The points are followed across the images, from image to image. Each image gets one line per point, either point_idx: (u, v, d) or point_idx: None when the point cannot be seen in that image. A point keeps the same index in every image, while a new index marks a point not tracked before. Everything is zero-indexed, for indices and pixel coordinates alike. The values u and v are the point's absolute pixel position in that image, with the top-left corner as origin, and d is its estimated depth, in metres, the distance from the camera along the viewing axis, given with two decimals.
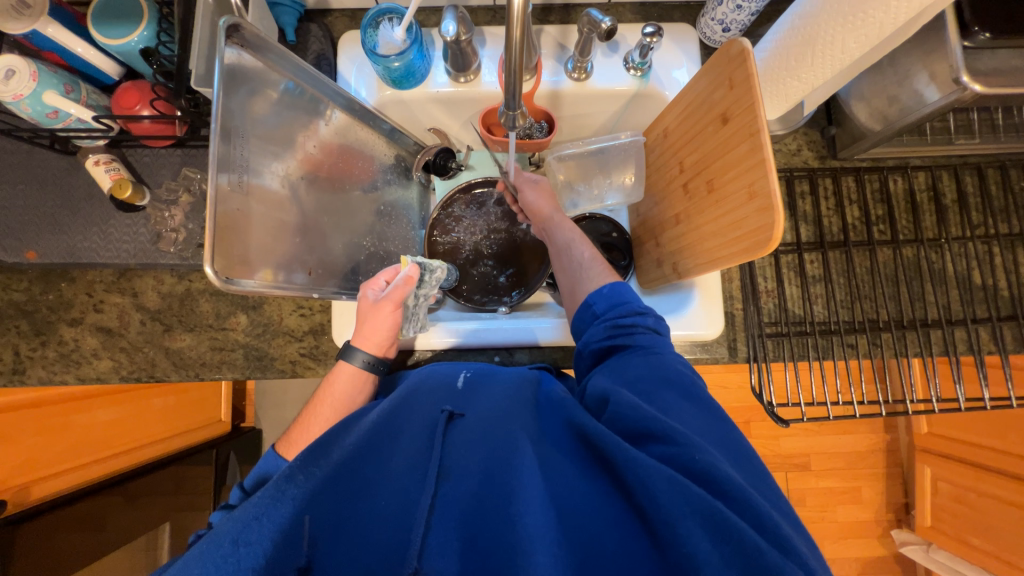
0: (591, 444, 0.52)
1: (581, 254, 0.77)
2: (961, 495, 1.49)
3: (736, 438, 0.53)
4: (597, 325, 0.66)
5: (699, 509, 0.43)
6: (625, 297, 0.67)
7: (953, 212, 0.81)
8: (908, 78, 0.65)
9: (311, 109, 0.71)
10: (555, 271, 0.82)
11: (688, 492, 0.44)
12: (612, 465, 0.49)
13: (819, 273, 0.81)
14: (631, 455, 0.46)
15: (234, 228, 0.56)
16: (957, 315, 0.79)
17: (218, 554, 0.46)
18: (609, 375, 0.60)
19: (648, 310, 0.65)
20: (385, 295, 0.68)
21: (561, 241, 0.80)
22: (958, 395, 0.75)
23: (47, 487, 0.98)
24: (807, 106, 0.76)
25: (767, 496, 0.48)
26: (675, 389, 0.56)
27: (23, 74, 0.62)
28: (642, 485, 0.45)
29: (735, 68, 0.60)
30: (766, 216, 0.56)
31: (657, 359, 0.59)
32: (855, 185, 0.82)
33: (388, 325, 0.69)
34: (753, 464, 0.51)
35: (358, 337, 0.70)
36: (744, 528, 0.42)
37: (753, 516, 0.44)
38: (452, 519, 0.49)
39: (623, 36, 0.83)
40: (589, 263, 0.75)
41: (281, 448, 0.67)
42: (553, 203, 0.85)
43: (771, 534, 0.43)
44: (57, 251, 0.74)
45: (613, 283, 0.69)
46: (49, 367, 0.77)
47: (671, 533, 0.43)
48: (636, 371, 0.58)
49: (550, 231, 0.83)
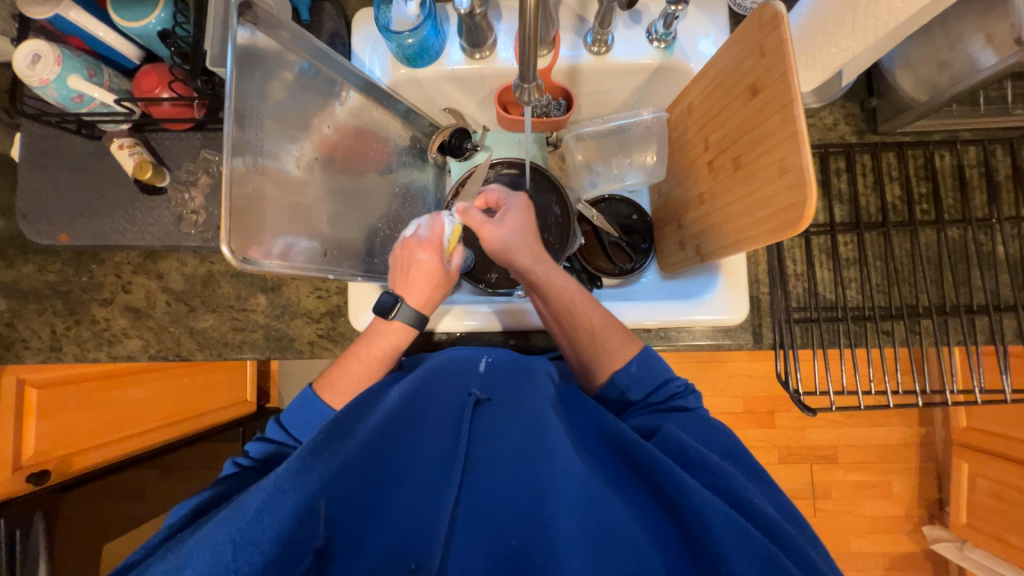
0: (624, 455, 0.56)
1: (589, 323, 0.68)
2: (1000, 492, 1.42)
3: (780, 497, 0.56)
4: (638, 411, 0.66)
5: (753, 545, 0.46)
6: (657, 370, 0.67)
7: (1007, 189, 0.75)
8: (961, 42, 0.59)
9: (327, 90, 0.70)
10: (552, 329, 0.72)
11: (734, 519, 0.47)
12: (650, 478, 0.53)
13: (854, 256, 0.76)
14: (682, 479, 0.50)
15: (249, 208, 0.56)
16: (1006, 301, 0.73)
17: (248, 519, 0.47)
18: (646, 416, 0.64)
19: (685, 389, 0.67)
20: (451, 267, 0.72)
21: (558, 306, 0.68)
22: (1003, 386, 0.70)
23: (88, 458, 1.02)
24: (846, 77, 0.68)
25: (805, 540, 0.52)
26: (716, 447, 0.59)
27: (49, 59, 0.65)
28: (691, 507, 0.49)
29: (767, 35, 0.55)
30: (798, 192, 0.52)
31: (694, 416, 0.63)
32: (897, 161, 0.77)
33: (444, 295, 0.72)
34: (774, 494, 0.56)
35: (409, 296, 0.69)
36: (787, 563, 0.46)
37: (788, 547, 0.48)
38: (478, 521, 0.53)
39: (645, 6, 0.80)
40: (602, 334, 0.68)
41: (317, 386, 0.68)
42: (528, 246, 0.70)
43: (802, 565, 0.48)
44: (87, 234, 0.77)
45: (639, 358, 0.67)
46: (83, 345, 0.80)
47: (711, 551, 0.47)
48: (678, 423, 0.61)
49: (543, 293, 0.69)
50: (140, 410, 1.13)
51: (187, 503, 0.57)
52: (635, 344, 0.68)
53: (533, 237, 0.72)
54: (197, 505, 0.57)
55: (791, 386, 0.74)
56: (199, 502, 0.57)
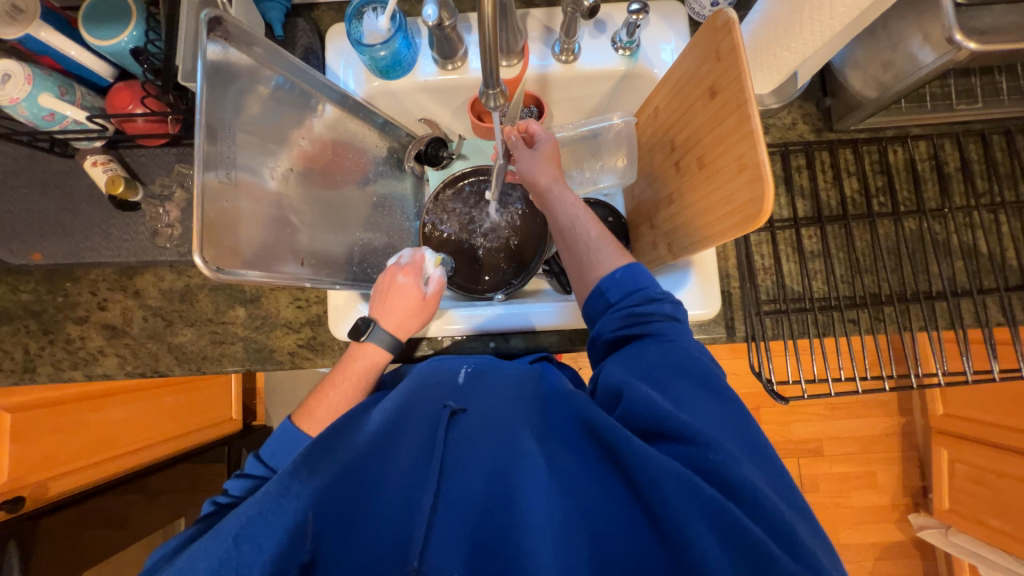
0: (596, 440, 0.54)
1: (587, 234, 0.70)
2: (979, 476, 1.45)
3: (760, 440, 0.54)
4: (611, 313, 0.63)
5: (709, 509, 0.45)
6: (639, 283, 0.63)
7: (957, 181, 0.79)
8: (902, 42, 0.63)
9: (302, 103, 0.71)
10: (558, 249, 0.76)
11: (689, 483, 0.46)
12: (617, 458, 0.51)
13: (818, 248, 0.80)
14: (642, 454, 0.48)
15: (224, 221, 0.56)
16: (962, 286, 0.77)
17: (235, 546, 0.50)
18: (624, 367, 0.58)
19: (666, 296, 0.63)
20: (428, 291, 0.75)
21: (565, 217, 0.73)
22: (965, 368, 0.73)
23: (65, 482, 0.99)
24: (801, 77, 0.73)
25: (778, 489, 0.50)
26: (691, 378, 0.56)
27: (18, 79, 0.65)
28: (649, 482, 0.47)
29: (721, 40, 0.58)
30: (756, 187, 0.54)
31: (670, 345, 0.59)
32: (853, 157, 0.81)
33: (423, 318, 0.74)
34: (773, 467, 0.52)
35: (381, 323, 0.72)
36: (746, 522, 0.44)
37: (757, 510, 0.46)
38: (455, 524, 0.50)
39: (609, 16, 0.83)
40: (597, 243, 0.69)
41: (296, 417, 0.69)
42: (552, 171, 0.76)
43: (773, 526, 0.46)
44: (60, 252, 0.76)
45: (626, 266, 0.65)
46: (57, 365, 0.79)
47: (673, 525, 0.46)
48: (653, 362, 0.57)
49: (553, 208, 0.74)
50: (118, 432, 1.11)
51: (168, 544, 0.56)
52: (626, 254, 0.68)
53: (559, 168, 0.76)
54: (178, 542, 0.56)
55: (765, 377, 0.75)
56: (183, 539, 0.56)
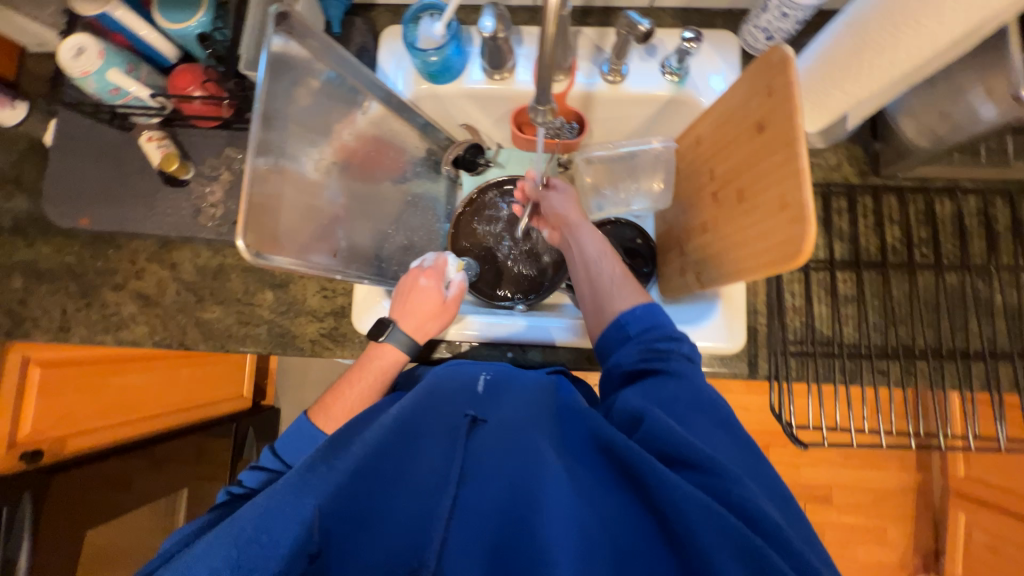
0: (613, 458, 0.53)
1: (608, 273, 0.72)
2: (998, 546, 1.38)
3: (778, 484, 0.54)
4: (629, 346, 0.64)
5: (734, 539, 0.44)
6: (659, 320, 0.65)
7: (1006, 240, 0.76)
8: (962, 94, 0.61)
9: (350, 99, 0.73)
10: (575, 286, 0.77)
11: (710, 507, 0.46)
12: (636, 480, 0.50)
13: (852, 293, 0.78)
14: (664, 477, 0.47)
15: (266, 207, 0.57)
16: (1002, 348, 0.74)
17: (245, 538, 0.48)
18: (638, 393, 0.59)
19: (683, 336, 0.64)
20: (450, 294, 0.76)
21: (587, 254, 0.75)
22: (998, 434, 0.70)
23: (82, 440, 1.03)
24: (852, 119, 0.72)
25: (793, 525, 0.50)
26: (711, 416, 0.56)
27: (92, 53, 0.68)
28: (672, 506, 0.46)
29: (776, 76, 0.58)
30: (798, 228, 0.53)
31: (688, 382, 0.59)
32: (898, 204, 0.79)
33: (444, 320, 0.75)
34: (791, 509, 0.51)
35: (403, 324, 0.73)
36: (772, 556, 0.43)
37: (780, 545, 0.45)
38: (471, 533, 0.49)
39: (660, 41, 0.83)
40: (620, 281, 0.71)
41: (312, 414, 0.72)
42: (578, 210, 0.80)
43: (797, 564, 0.45)
44: (107, 219, 0.80)
45: (646, 305, 0.66)
46: (90, 327, 0.82)
47: (697, 555, 0.44)
48: (670, 396, 0.57)
49: (576, 245, 0.77)
50: (138, 397, 1.14)
51: (181, 530, 0.56)
52: (645, 293, 0.69)
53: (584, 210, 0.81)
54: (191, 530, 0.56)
55: (785, 419, 0.73)
56: (196, 526, 0.57)
